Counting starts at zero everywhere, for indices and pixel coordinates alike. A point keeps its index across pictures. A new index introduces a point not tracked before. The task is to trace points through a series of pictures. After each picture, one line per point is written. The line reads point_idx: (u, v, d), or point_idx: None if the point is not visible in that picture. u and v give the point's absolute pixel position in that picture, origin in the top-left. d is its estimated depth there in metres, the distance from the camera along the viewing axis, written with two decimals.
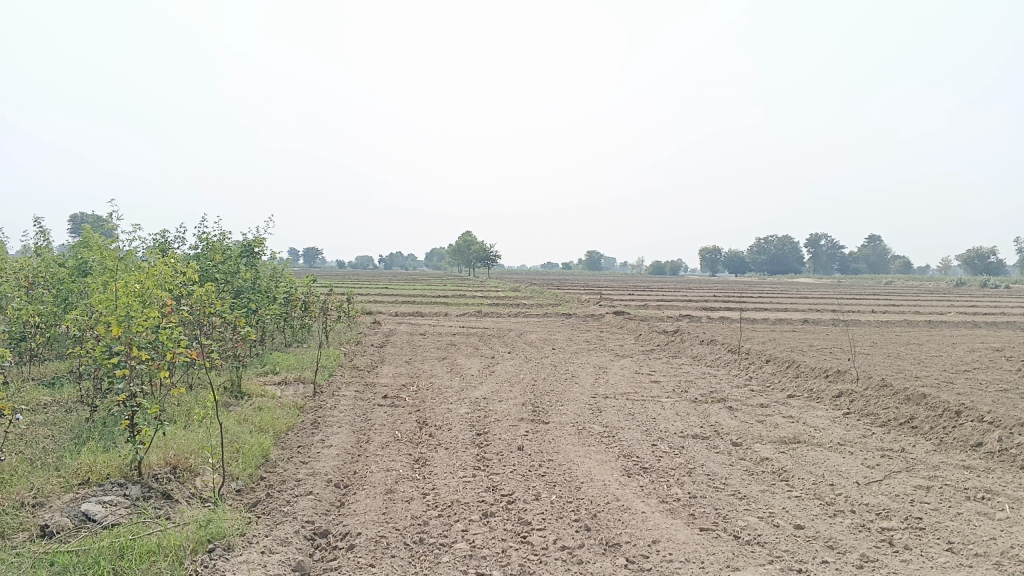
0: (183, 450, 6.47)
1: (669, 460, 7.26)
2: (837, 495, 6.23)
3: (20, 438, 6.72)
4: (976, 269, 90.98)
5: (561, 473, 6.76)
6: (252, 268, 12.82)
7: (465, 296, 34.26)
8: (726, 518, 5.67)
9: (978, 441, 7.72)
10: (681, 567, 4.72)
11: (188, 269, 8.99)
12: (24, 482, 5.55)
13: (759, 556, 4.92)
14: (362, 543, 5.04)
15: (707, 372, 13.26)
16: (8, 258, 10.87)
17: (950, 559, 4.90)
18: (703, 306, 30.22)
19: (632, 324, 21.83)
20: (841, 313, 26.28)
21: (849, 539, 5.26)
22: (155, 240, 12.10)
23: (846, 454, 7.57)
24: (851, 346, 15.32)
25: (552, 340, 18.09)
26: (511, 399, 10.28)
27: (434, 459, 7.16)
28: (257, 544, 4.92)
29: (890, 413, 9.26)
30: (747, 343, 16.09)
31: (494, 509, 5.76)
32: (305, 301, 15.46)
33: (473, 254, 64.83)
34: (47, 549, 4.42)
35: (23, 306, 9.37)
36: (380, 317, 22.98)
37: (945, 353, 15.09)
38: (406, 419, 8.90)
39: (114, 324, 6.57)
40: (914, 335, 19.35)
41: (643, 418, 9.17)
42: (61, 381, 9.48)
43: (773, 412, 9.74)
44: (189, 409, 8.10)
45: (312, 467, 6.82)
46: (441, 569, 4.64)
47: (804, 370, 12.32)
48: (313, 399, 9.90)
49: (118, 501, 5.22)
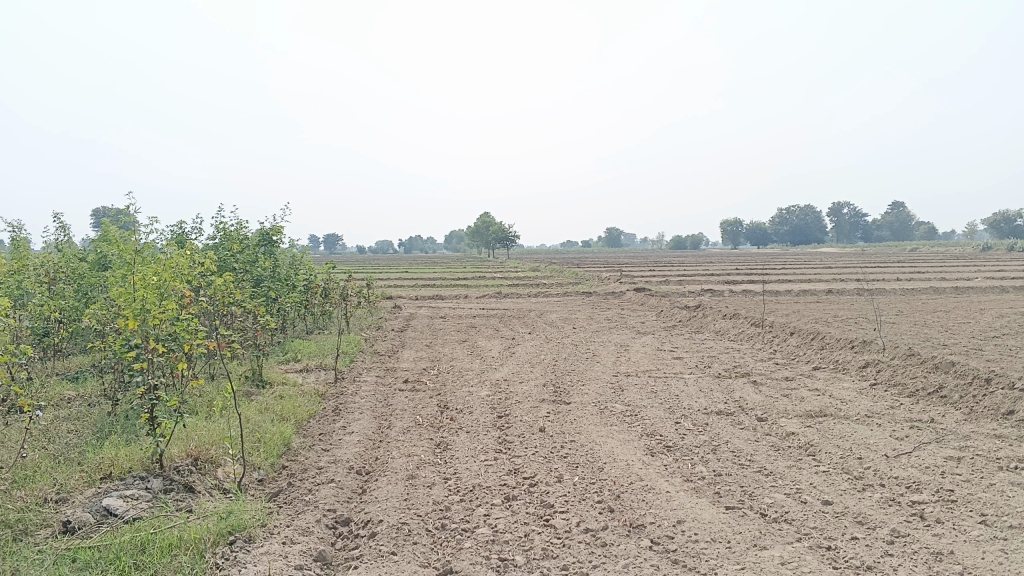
0: (204, 441, 6.47)
1: (694, 438, 7.17)
2: (865, 469, 6.11)
3: (44, 433, 6.76)
4: (1004, 233, 89.94)
5: (583, 454, 6.70)
6: (271, 256, 12.81)
7: (485, 277, 34.09)
8: (752, 495, 5.58)
9: (1010, 409, 7.55)
10: (707, 548, 4.63)
11: (206, 260, 8.97)
12: (47, 478, 5.57)
13: (787, 534, 4.83)
14: (384, 531, 5.01)
15: (730, 347, 13.15)
16: (30, 254, 10.94)
17: (984, 532, 4.78)
18: (722, 279, 29.89)
19: (654, 300, 21.63)
20: (863, 282, 25.85)
21: (879, 514, 5.15)
22: (173, 231, 12.10)
23: (874, 426, 7.45)
24: (877, 316, 15.09)
25: (574, 319, 18.02)
26: (532, 380, 10.24)
27: (455, 443, 7.11)
28: (278, 535, 4.90)
29: (919, 382, 9.09)
30: (770, 315, 15.91)
31: (516, 492, 5.71)
32: (324, 288, 15.45)
33: (492, 236, 64.76)
34: (70, 545, 4.42)
35: (44, 302, 9.43)
36: (401, 302, 22.95)
37: (973, 320, 14.80)
38: (427, 403, 8.88)
39: (132, 317, 6.54)
40: (941, 302, 18.99)
41: (666, 396, 9.08)
42: (85, 375, 9.56)
43: (798, 385, 9.62)
44: (210, 400, 8.12)
45: (334, 454, 6.80)
46: (463, 555, 4.59)
47: (829, 341, 12.13)
48: (335, 385, 9.92)
49: (140, 495, 5.23)
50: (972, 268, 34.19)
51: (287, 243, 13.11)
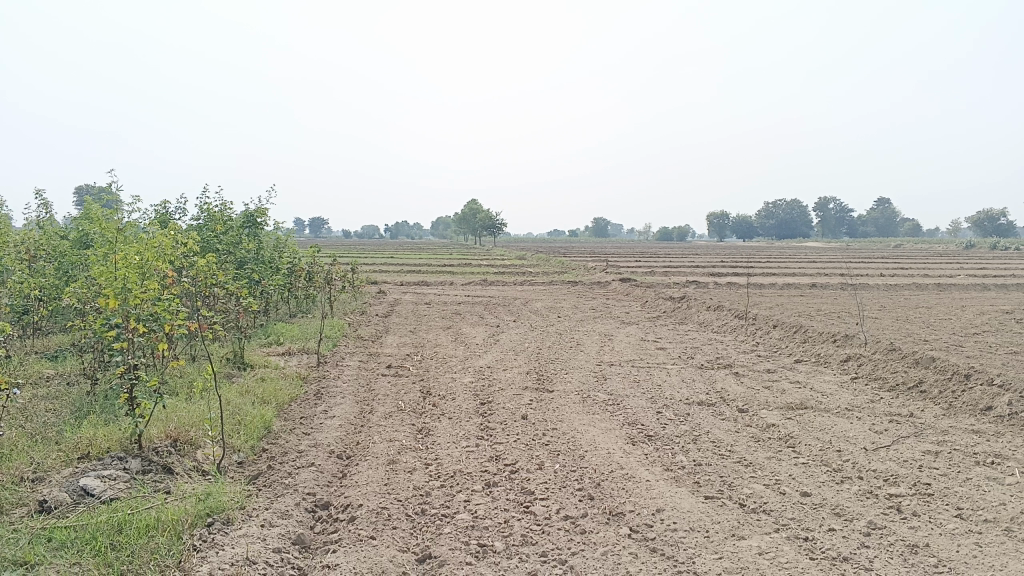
0: (184, 423, 6.42)
1: (675, 428, 7.20)
2: (844, 462, 6.16)
3: (21, 412, 6.69)
4: (987, 231, 90.72)
5: (564, 442, 6.70)
6: (256, 238, 12.71)
7: (471, 265, 34.06)
8: (732, 485, 5.61)
9: (988, 405, 7.62)
10: (685, 537, 4.65)
11: (189, 241, 8.88)
12: (23, 456, 5.51)
13: (765, 525, 4.86)
14: (364, 515, 4.99)
15: (713, 338, 13.20)
16: (11, 231, 10.81)
17: (959, 526, 4.83)
18: (707, 271, 29.98)
19: (638, 291, 21.66)
20: (847, 277, 25.96)
21: (857, 506, 5.19)
22: (156, 211, 11.98)
23: (854, 419, 7.50)
24: (859, 310, 15.18)
25: (558, 307, 18.04)
26: (516, 367, 10.25)
27: (437, 429, 7.10)
28: (257, 518, 4.88)
29: (899, 377, 9.17)
30: (753, 308, 15.98)
31: (496, 479, 5.71)
32: (309, 272, 15.37)
33: (479, 223, 64.61)
34: (45, 525, 4.38)
35: (24, 279, 9.32)
36: (386, 287, 22.86)
37: (954, 317, 14.93)
38: (410, 388, 8.87)
39: (112, 296, 6.46)
40: (923, 298, 19.12)
41: (649, 386, 9.11)
42: (65, 354, 9.46)
43: (780, 377, 9.67)
44: (191, 381, 8.07)
45: (314, 438, 6.77)
46: (442, 541, 4.59)
47: (812, 335, 12.20)
48: (317, 369, 9.88)
49: (118, 475, 5.19)
50: (953, 265, 34.49)
51: (271, 225, 13.01)
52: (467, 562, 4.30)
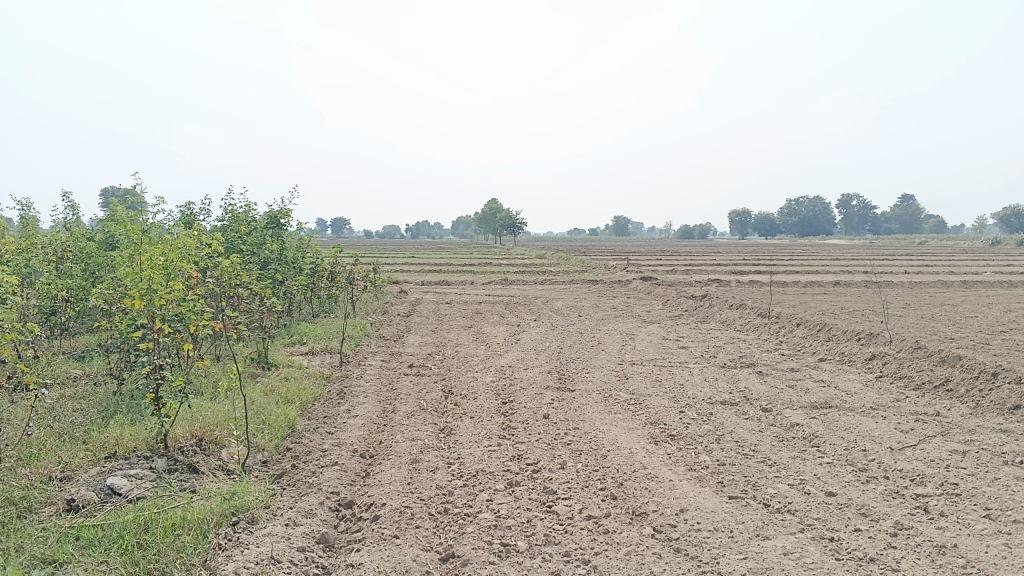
0: (209, 422, 6.48)
1: (698, 427, 7.16)
2: (870, 461, 6.10)
3: (50, 412, 6.78)
4: (1014, 227, 89.42)
5: (586, 441, 6.69)
6: (278, 239, 12.79)
7: (492, 264, 34.08)
8: (756, 486, 5.57)
9: (1016, 404, 7.51)
10: (709, 537, 4.63)
11: (213, 241, 8.96)
12: (52, 456, 5.59)
13: (790, 525, 4.82)
14: (387, 514, 5.01)
15: (736, 337, 13.12)
16: (38, 232, 10.96)
17: (988, 526, 4.76)
18: (729, 269, 29.79)
19: (660, 290, 21.56)
20: (872, 274, 25.69)
21: (883, 506, 5.13)
22: (181, 212, 12.10)
23: (879, 419, 7.42)
24: (884, 308, 15.00)
25: (579, 306, 18.02)
26: (537, 367, 10.24)
27: (459, 429, 7.12)
28: (281, 517, 4.92)
29: (924, 375, 9.06)
30: (776, 306, 15.86)
31: (519, 478, 5.71)
32: (331, 271, 15.46)
33: (499, 222, 64.64)
34: (73, 524, 4.43)
35: (51, 280, 9.45)
36: (407, 287, 22.94)
37: (981, 314, 14.73)
38: (431, 388, 8.90)
39: (137, 297, 6.52)
40: (949, 296, 18.87)
41: (671, 385, 9.07)
42: (91, 354, 9.58)
43: (803, 376, 9.59)
44: (215, 381, 8.14)
45: (337, 437, 6.81)
46: (465, 540, 4.60)
47: (836, 333, 12.09)
48: (340, 368, 9.94)
49: (144, 475, 5.25)
50: (980, 263, 33.96)
51: (294, 226, 13.10)
52: (490, 561, 4.31)
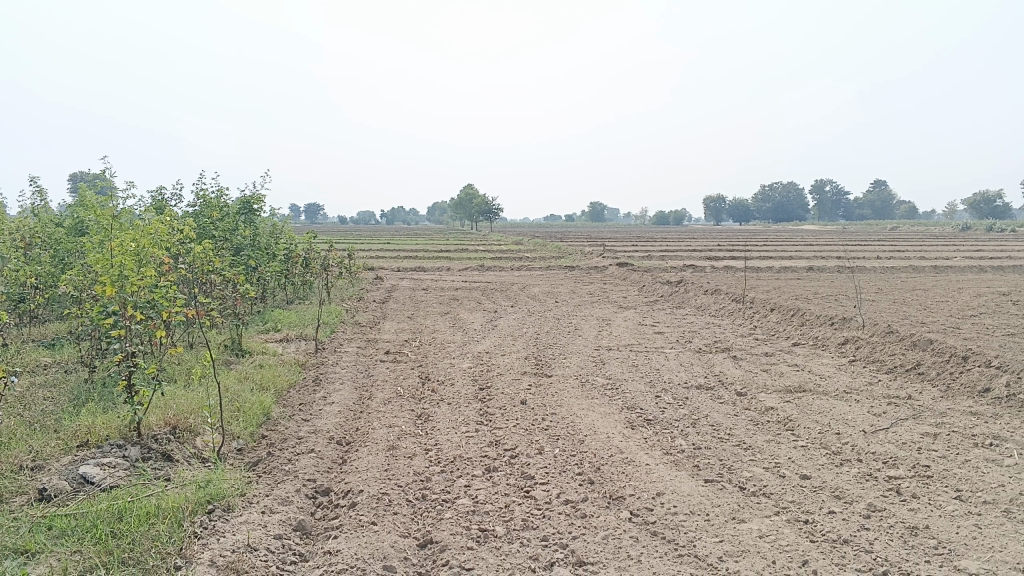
0: (182, 410, 6.40)
1: (674, 411, 7.21)
2: (843, 444, 6.17)
3: (20, 400, 6.67)
4: (983, 214, 90.85)
5: (563, 426, 6.70)
6: (252, 225, 12.64)
7: (468, 250, 33.97)
8: (731, 469, 5.61)
9: (986, 387, 7.63)
10: (686, 521, 4.66)
11: (185, 227, 8.82)
12: (22, 445, 5.50)
13: (765, 508, 4.87)
14: (364, 501, 4.99)
15: (711, 322, 13.20)
16: (5, 218, 10.74)
17: (959, 508, 4.84)
18: (703, 255, 29.95)
19: (635, 275, 21.62)
20: (844, 260, 25.98)
21: (856, 489, 5.20)
22: (152, 197, 11.92)
23: (852, 402, 7.52)
24: (856, 293, 15.17)
25: (556, 292, 18.04)
26: (514, 352, 10.24)
27: (436, 415, 7.11)
28: (257, 505, 4.88)
29: (897, 359, 9.18)
30: (750, 292, 15.98)
31: (496, 464, 5.71)
32: (306, 257, 15.32)
33: (475, 208, 64.37)
34: (45, 513, 4.37)
35: (20, 267, 9.29)
36: (382, 273, 22.81)
37: (951, 299, 14.95)
38: (408, 374, 8.88)
39: (108, 284, 6.40)
40: (921, 281, 19.10)
41: (647, 370, 9.12)
42: (62, 342, 9.43)
43: (778, 361, 9.68)
44: (188, 369, 8.05)
45: (314, 424, 6.77)
46: (444, 526, 4.59)
47: (809, 318, 12.22)
48: (315, 355, 9.87)
49: (117, 463, 5.18)
50: (950, 248, 34.40)
51: (267, 212, 12.96)
52: (468, 546, 4.30)
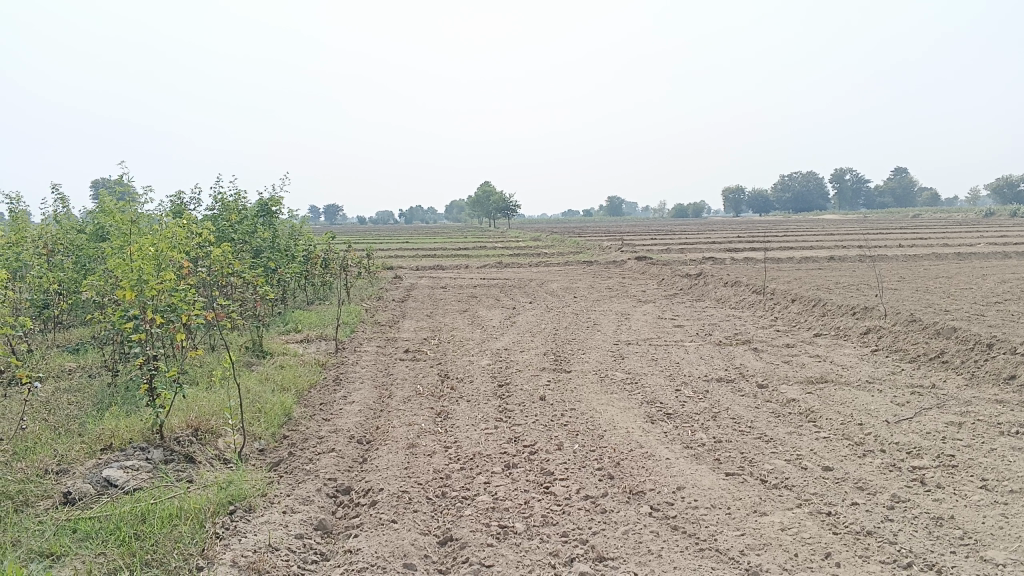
0: (204, 412, 6.46)
1: (694, 405, 7.16)
2: (866, 435, 6.10)
3: (45, 405, 6.75)
4: (1007, 199, 89.63)
5: (583, 422, 6.68)
6: (270, 227, 12.71)
7: (486, 247, 33.85)
8: (753, 462, 5.58)
9: (1011, 374, 7.52)
10: (707, 514, 4.63)
11: (205, 231, 8.86)
12: (47, 449, 5.56)
13: (787, 500, 4.83)
14: (385, 499, 5.00)
15: (732, 314, 13.10)
16: (29, 226, 10.88)
17: (984, 497, 4.78)
18: (722, 247, 29.73)
19: (655, 269, 21.49)
20: (867, 249, 25.71)
21: (879, 479, 5.15)
22: (172, 202, 12.02)
23: (875, 392, 7.44)
24: (878, 282, 15.00)
25: (575, 287, 18.00)
26: (533, 349, 10.23)
27: (456, 412, 7.11)
28: (278, 505, 4.91)
29: (920, 348, 9.07)
30: (771, 283, 15.84)
31: (516, 460, 5.71)
32: (325, 258, 15.37)
33: (494, 205, 64.34)
34: (69, 516, 4.43)
35: (43, 274, 9.39)
36: (402, 272, 22.90)
37: (976, 286, 14.74)
38: (428, 372, 8.89)
39: (128, 288, 6.43)
40: (944, 268, 18.87)
41: (667, 363, 9.08)
42: (86, 346, 9.54)
43: (799, 352, 9.61)
44: (210, 370, 8.12)
45: (334, 424, 6.80)
46: (464, 523, 4.60)
47: (831, 308, 12.09)
48: (336, 355, 9.91)
49: (140, 466, 5.23)
50: (975, 234, 33.83)
51: (286, 214, 13.02)
52: (488, 543, 4.31)
